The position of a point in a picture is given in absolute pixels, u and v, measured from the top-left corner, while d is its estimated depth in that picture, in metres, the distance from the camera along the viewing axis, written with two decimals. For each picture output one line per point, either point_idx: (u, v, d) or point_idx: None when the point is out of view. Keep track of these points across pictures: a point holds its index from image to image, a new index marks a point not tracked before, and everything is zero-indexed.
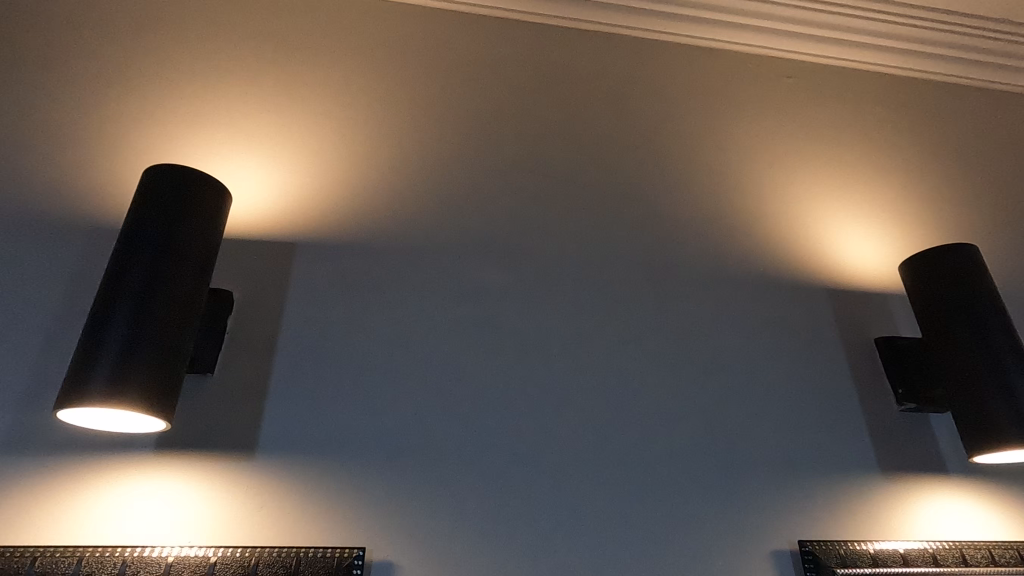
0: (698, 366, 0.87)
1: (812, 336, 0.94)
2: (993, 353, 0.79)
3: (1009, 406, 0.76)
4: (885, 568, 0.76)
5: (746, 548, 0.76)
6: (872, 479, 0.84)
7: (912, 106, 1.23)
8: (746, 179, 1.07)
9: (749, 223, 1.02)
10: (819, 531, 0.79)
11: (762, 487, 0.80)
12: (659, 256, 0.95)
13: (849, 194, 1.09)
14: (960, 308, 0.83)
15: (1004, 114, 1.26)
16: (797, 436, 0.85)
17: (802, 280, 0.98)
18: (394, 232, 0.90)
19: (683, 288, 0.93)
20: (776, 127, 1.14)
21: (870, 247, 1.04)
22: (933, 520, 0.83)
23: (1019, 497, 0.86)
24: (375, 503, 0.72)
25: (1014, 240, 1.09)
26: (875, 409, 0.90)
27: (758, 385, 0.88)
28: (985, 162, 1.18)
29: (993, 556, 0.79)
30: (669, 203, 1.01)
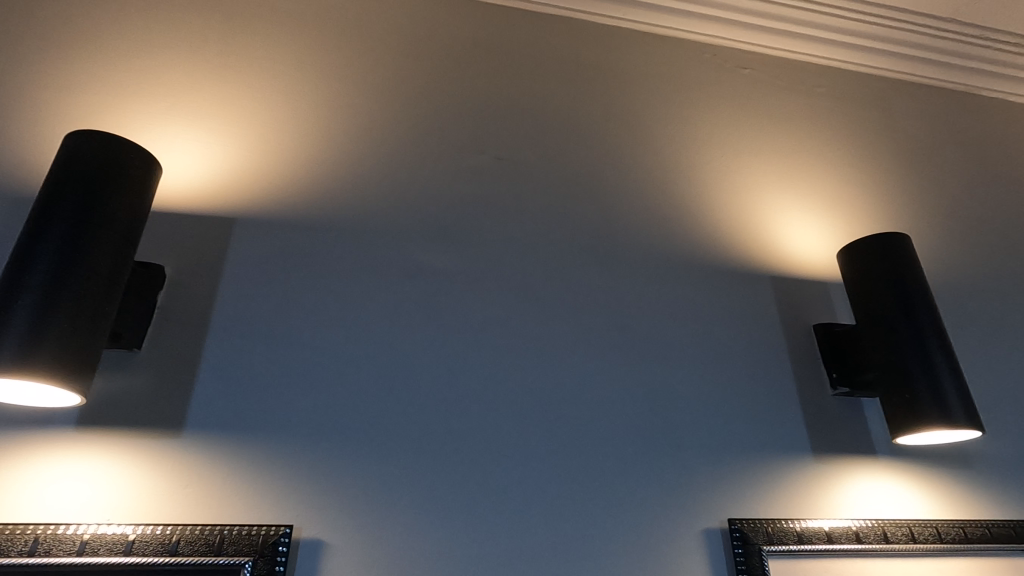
0: (640, 349, 0.88)
1: (753, 321, 0.96)
2: (919, 338, 0.82)
3: (931, 389, 0.78)
4: (809, 545, 0.78)
5: (677, 526, 0.78)
6: (803, 460, 0.86)
7: (862, 101, 1.25)
8: (696, 167, 1.08)
9: (697, 210, 1.03)
10: (749, 510, 0.81)
11: (695, 467, 0.82)
12: (607, 240, 0.96)
13: (797, 184, 1.11)
14: (890, 294, 0.85)
15: (949, 112, 1.30)
16: (733, 418, 0.87)
17: (747, 267, 1.00)
18: (339, 210, 0.89)
19: (628, 272, 0.94)
20: (729, 116, 1.15)
21: (814, 236, 1.06)
22: (860, 499, 0.85)
23: (941, 478, 0.89)
24: (306, 481, 0.71)
25: (951, 233, 1.12)
26: (810, 393, 0.92)
27: (699, 369, 0.89)
28: (929, 158, 1.22)
29: (913, 533, 0.82)
30: (620, 189, 1.02)
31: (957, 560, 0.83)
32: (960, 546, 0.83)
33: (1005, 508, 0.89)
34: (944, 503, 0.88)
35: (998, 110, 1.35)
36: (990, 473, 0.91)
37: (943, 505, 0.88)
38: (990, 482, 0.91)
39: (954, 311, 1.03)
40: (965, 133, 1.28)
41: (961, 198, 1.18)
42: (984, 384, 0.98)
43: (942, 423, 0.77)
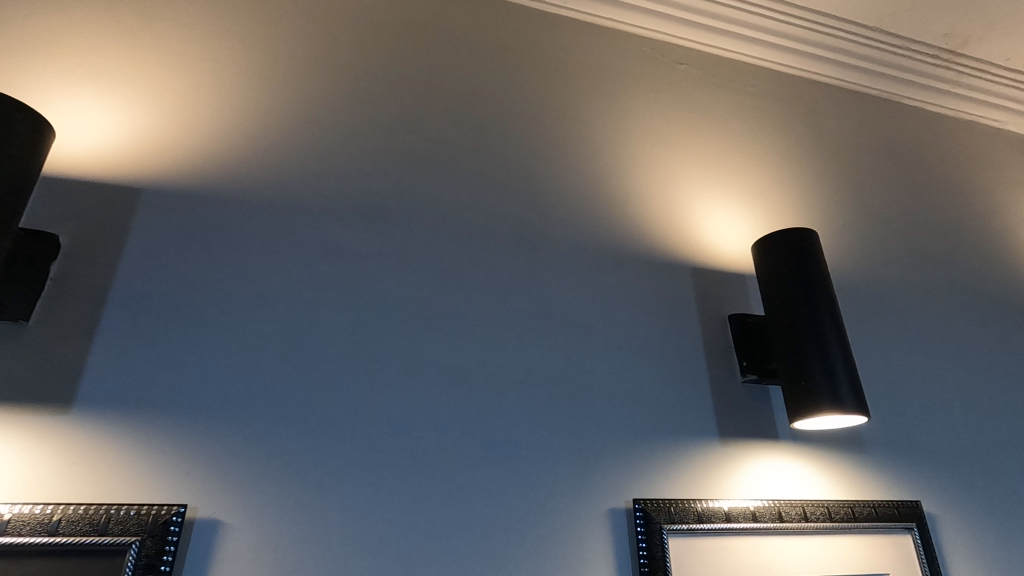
0: (559, 334, 0.90)
1: (671, 310, 0.99)
2: (818, 329, 0.86)
3: (826, 377, 0.83)
4: (708, 524, 0.82)
5: (583, 505, 0.80)
6: (709, 443, 0.90)
7: (791, 103, 1.30)
8: (628, 159, 1.10)
9: (624, 200, 1.05)
10: (654, 490, 0.84)
11: (605, 449, 0.84)
12: (532, 227, 0.97)
13: (723, 179, 1.14)
14: (797, 285, 0.89)
15: (870, 117, 1.36)
16: (645, 403, 0.89)
17: (669, 258, 1.03)
18: (257, 186, 0.86)
19: (552, 259, 0.95)
20: (662, 110, 1.18)
21: (736, 230, 1.10)
22: (761, 480, 0.90)
23: (837, 461, 0.95)
24: (205, 460, 0.70)
25: (863, 232, 1.18)
26: (720, 380, 0.96)
27: (616, 354, 0.91)
28: (849, 160, 1.27)
29: (806, 513, 0.87)
30: (549, 177, 1.03)
31: (847, 539, 0.88)
32: (848, 524, 0.88)
33: (893, 490, 0.95)
34: (838, 485, 0.93)
35: (918, 119, 1.42)
36: (883, 457, 0.97)
37: (837, 487, 0.93)
38: (882, 466, 0.97)
39: (861, 306, 1.09)
40: (884, 138, 1.35)
41: (876, 199, 1.24)
42: (883, 374, 1.04)
43: (834, 408, 0.81)
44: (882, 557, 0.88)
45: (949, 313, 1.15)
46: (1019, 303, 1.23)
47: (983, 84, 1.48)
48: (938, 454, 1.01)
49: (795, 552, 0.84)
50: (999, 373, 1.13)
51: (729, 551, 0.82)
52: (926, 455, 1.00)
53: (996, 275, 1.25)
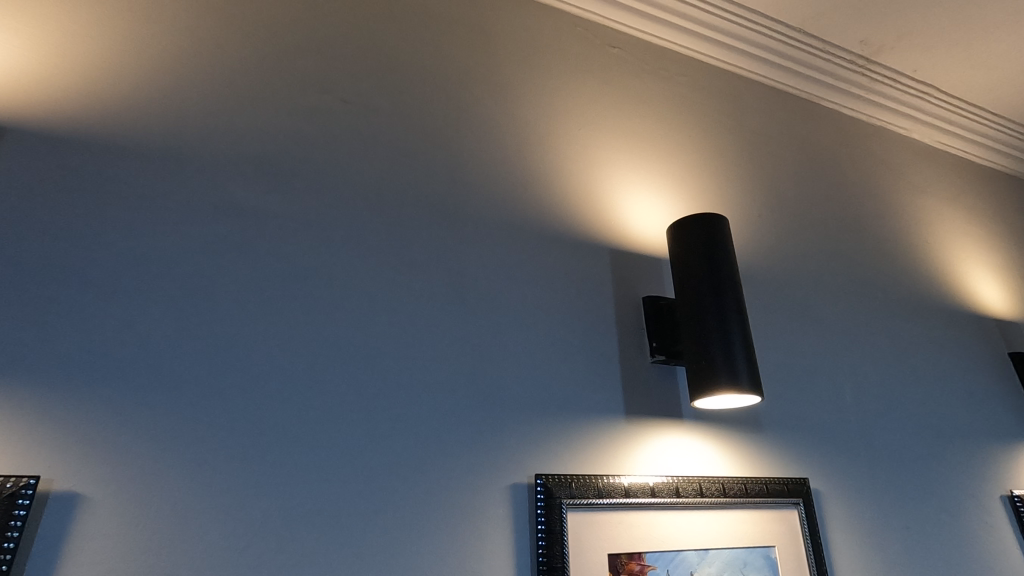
0: (470, 309, 0.88)
1: (586, 290, 0.99)
2: (722, 311, 0.88)
3: (725, 357, 0.85)
4: (607, 498, 0.83)
5: (484, 481, 0.80)
6: (614, 421, 0.91)
7: (717, 95, 1.33)
8: (553, 138, 1.09)
9: (547, 178, 1.04)
10: (557, 466, 0.84)
11: (511, 425, 0.84)
12: (450, 199, 0.95)
13: (647, 165, 1.16)
14: (706, 269, 0.91)
15: (789, 116, 1.42)
16: (554, 380, 0.90)
17: (588, 239, 1.03)
18: (147, 136, 0.79)
19: (468, 233, 0.93)
20: (591, 92, 1.17)
21: (656, 215, 1.11)
22: (662, 457, 0.92)
23: (735, 440, 0.98)
24: (66, 429, 0.64)
25: (775, 225, 1.23)
26: (630, 360, 0.97)
27: (527, 331, 0.91)
28: (768, 155, 1.32)
29: (702, 488, 0.90)
30: (472, 150, 1.00)
31: (738, 513, 0.91)
32: (741, 499, 0.92)
33: (786, 468, 1.00)
34: (735, 463, 0.97)
35: (832, 122, 1.49)
36: (778, 437, 1.02)
37: (735, 464, 0.96)
38: (777, 445, 1.01)
39: (767, 294, 1.13)
40: (801, 137, 1.40)
41: (789, 194, 1.29)
42: (784, 359, 1.09)
43: (732, 388, 0.83)
44: (770, 530, 0.92)
45: (847, 304, 1.22)
46: (910, 298, 1.32)
47: (892, 93, 1.57)
48: (829, 435, 1.07)
49: (689, 526, 0.87)
50: (887, 362, 1.21)
51: (626, 525, 0.83)
52: (817, 436, 1.06)
53: (892, 271, 1.33)
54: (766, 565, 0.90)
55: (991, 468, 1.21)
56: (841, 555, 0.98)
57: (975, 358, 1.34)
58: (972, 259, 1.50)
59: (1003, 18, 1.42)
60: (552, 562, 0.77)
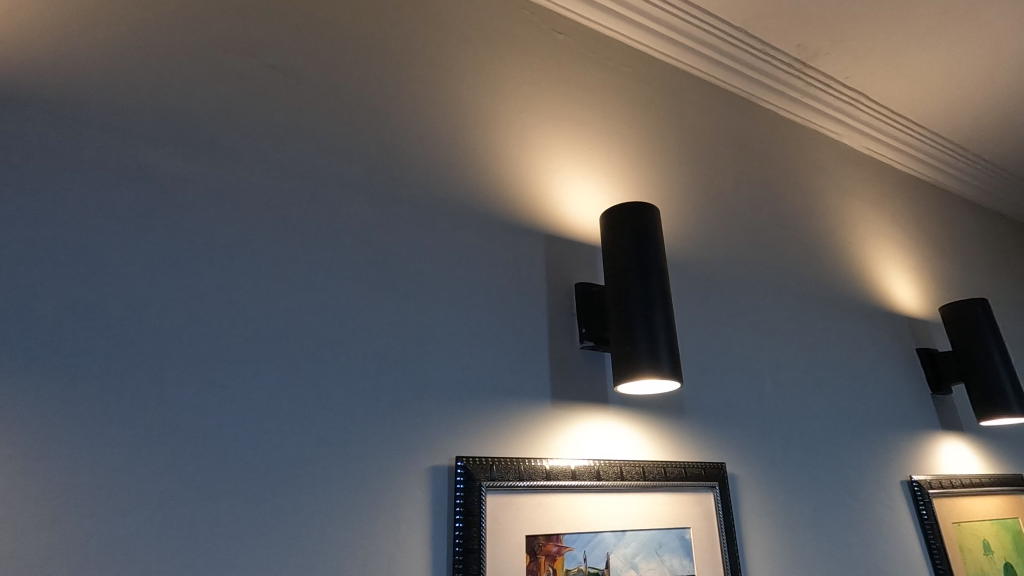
0: (397, 288, 0.86)
1: (518, 275, 0.99)
2: (647, 298, 0.90)
3: (649, 342, 0.87)
4: (528, 481, 0.83)
5: (403, 462, 0.78)
6: (539, 405, 0.91)
7: (659, 88, 1.35)
8: (492, 121, 1.07)
9: (483, 160, 1.03)
10: (480, 449, 0.84)
11: (434, 407, 0.83)
12: (381, 176, 0.92)
13: (586, 152, 1.16)
14: (635, 256, 0.92)
15: (728, 114, 1.46)
16: (480, 363, 0.89)
17: (523, 223, 1.03)
18: (44, 89, 0.73)
19: (398, 211, 0.91)
20: (534, 77, 1.17)
21: (592, 203, 1.12)
22: (586, 441, 0.93)
23: (657, 426, 1.01)
24: None
25: (708, 218, 1.26)
26: (559, 346, 0.98)
27: (456, 313, 0.90)
28: (705, 151, 1.35)
29: (622, 472, 0.91)
30: (406, 127, 0.98)
31: (656, 496, 0.94)
32: (659, 482, 0.94)
33: (705, 453, 1.04)
34: (656, 448, 0.99)
35: (768, 122, 1.55)
36: (699, 423, 1.05)
37: (656, 449, 0.99)
38: (698, 431, 1.04)
39: (697, 284, 1.16)
40: (738, 135, 1.44)
41: (724, 188, 1.33)
42: (708, 348, 1.12)
43: (653, 372, 0.85)
44: (686, 513, 0.95)
45: (772, 298, 1.27)
46: (831, 294, 1.39)
47: (825, 98, 1.64)
48: (748, 422, 1.11)
49: (607, 508, 0.89)
50: (807, 354, 1.26)
51: (545, 507, 0.84)
52: (737, 422, 1.09)
53: (816, 268, 1.40)
54: (680, 546, 0.92)
55: (894, 456, 1.29)
56: (752, 536, 1.02)
57: (887, 352, 1.42)
58: (890, 260, 1.58)
59: (927, 31, 1.49)
60: (468, 544, 0.77)
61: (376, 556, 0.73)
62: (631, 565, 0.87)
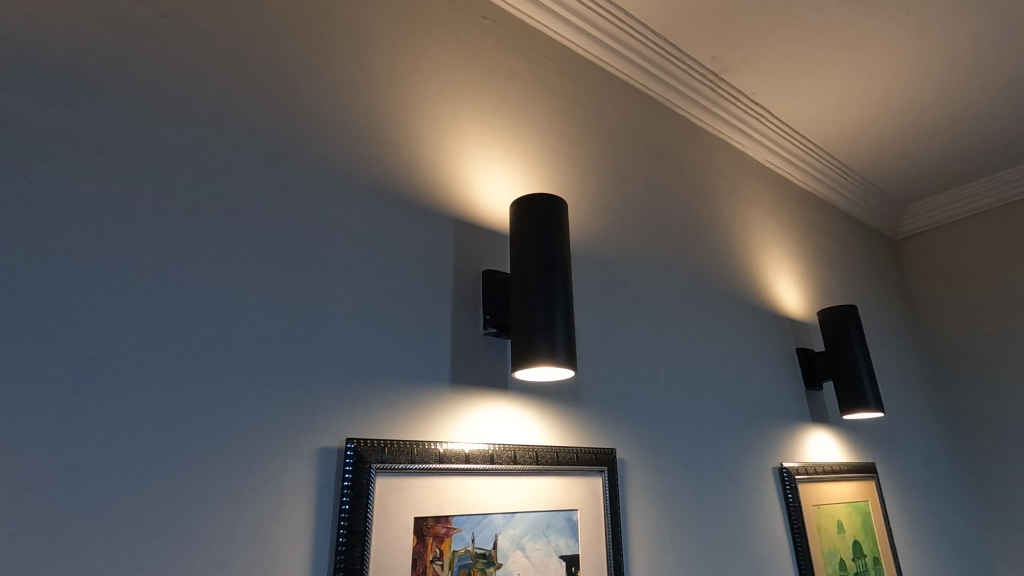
0: (294, 264, 0.83)
1: (425, 258, 0.98)
2: (549, 286, 0.92)
3: (547, 330, 0.89)
4: (420, 464, 0.84)
5: (289, 443, 0.76)
6: (438, 389, 0.92)
7: (579, 84, 1.38)
8: (409, 99, 1.05)
9: (396, 139, 1.01)
10: (373, 431, 0.83)
11: (327, 388, 0.81)
12: (285, 146, 0.88)
13: (503, 141, 1.17)
14: (540, 245, 0.95)
15: (643, 115, 1.52)
16: (379, 344, 0.88)
17: (433, 206, 1.02)
18: None
19: (300, 184, 0.88)
20: (455, 59, 1.15)
21: (505, 191, 1.13)
22: (482, 425, 0.94)
23: (554, 412, 1.04)
24: None
25: (617, 215, 1.31)
26: (462, 331, 0.98)
27: (357, 293, 0.88)
28: (619, 150, 1.40)
29: (515, 456, 0.94)
30: (316, 98, 0.94)
31: (548, 479, 0.97)
32: (551, 466, 0.97)
33: (598, 439, 1.08)
34: (551, 433, 1.02)
35: (681, 128, 1.63)
36: (594, 410, 1.10)
37: (552, 434, 1.02)
38: (593, 418, 1.09)
39: (602, 278, 1.21)
40: (651, 138, 1.51)
41: (635, 187, 1.39)
42: (608, 339, 1.17)
43: (550, 359, 0.87)
44: (575, 495, 0.99)
45: (671, 295, 1.34)
46: (725, 294, 1.49)
47: (734, 110, 1.75)
48: (640, 410, 1.17)
49: (499, 490, 0.91)
50: (699, 349, 1.35)
51: (436, 489, 0.85)
52: (629, 410, 1.15)
53: (714, 269, 1.49)
54: (567, 527, 0.96)
55: (769, 445, 1.41)
56: (636, 518, 1.08)
57: (771, 350, 1.54)
58: (780, 266, 1.72)
59: (823, 57, 1.62)
60: (354, 526, 0.76)
61: (255, 539, 0.70)
62: (518, 545, 0.90)
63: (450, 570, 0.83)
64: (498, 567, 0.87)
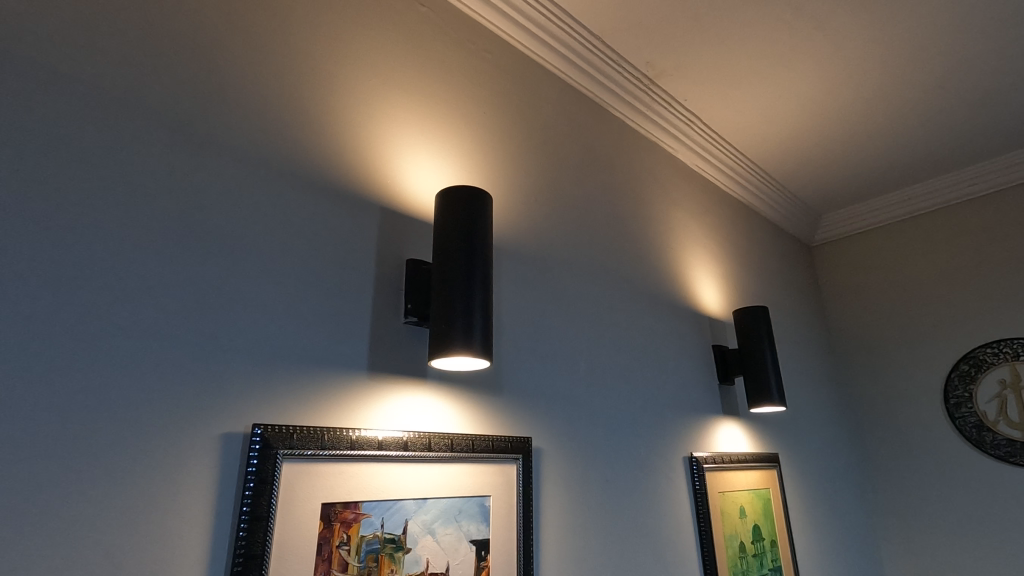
0: (204, 244, 0.81)
1: (347, 244, 0.97)
2: (469, 278, 0.94)
3: (464, 321, 0.91)
4: (330, 450, 0.84)
5: (190, 428, 0.74)
6: (354, 376, 0.92)
7: (517, 80, 1.40)
8: (338, 81, 1.04)
9: (321, 121, 0.99)
10: (282, 417, 0.82)
11: (234, 372, 0.79)
12: (199, 123, 0.85)
13: (434, 130, 1.17)
14: (463, 238, 0.96)
15: (578, 114, 1.56)
16: (292, 330, 0.86)
17: (357, 192, 1.01)
18: None
19: (213, 163, 0.85)
20: (388, 44, 1.14)
21: (434, 182, 1.13)
22: (398, 413, 0.95)
23: (471, 401, 1.06)
24: None
25: (547, 211, 1.35)
26: (381, 319, 0.98)
27: (273, 278, 0.86)
28: (553, 148, 1.43)
29: (430, 443, 0.95)
30: (236, 74, 0.91)
31: (462, 466, 0.99)
32: (466, 453, 0.99)
33: (515, 428, 1.11)
34: (467, 422, 1.04)
35: (615, 129, 1.68)
36: (513, 400, 1.13)
37: (469, 423, 1.04)
38: (511, 408, 1.12)
39: (527, 272, 1.24)
40: (585, 137, 1.55)
41: (566, 184, 1.43)
42: (531, 332, 1.20)
43: (466, 350, 0.89)
44: (489, 482, 1.02)
45: (596, 290, 1.40)
46: (648, 291, 1.56)
47: (666, 115, 1.82)
48: (558, 401, 1.21)
49: (412, 477, 0.92)
50: (620, 343, 1.41)
51: (346, 476, 0.85)
52: (548, 401, 1.19)
53: (639, 267, 1.56)
54: (479, 512, 0.99)
55: (681, 436, 1.49)
56: (548, 504, 1.12)
57: (688, 346, 1.63)
58: (702, 267, 1.81)
59: (750, 70, 1.72)
60: (257, 512, 0.75)
61: (148, 525, 0.68)
62: (429, 530, 0.92)
63: (357, 555, 0.83)
64: (407, 552, 0.88)
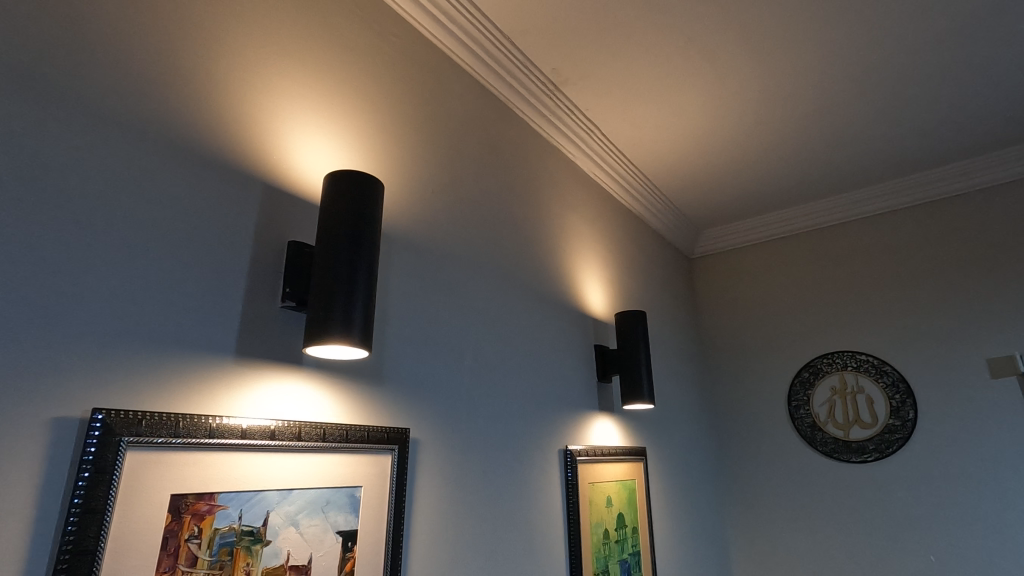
0: (46, 206, 0.72)
1: (221, 220, 0.91)
2: (352, 266, 0.92)
3: (343, 309, 0.89)
4: (185, 438, 0.78)
5: (13, 411, 0.66)
6: (219, 360, 0.86)
7: (423, 69, 1.39)
8: (225, 45, 0.97)
9: (201, 85, 0.92)
10: (130, 402, 0.76)
11: (75, 351, 0.72)
12: (48, 69, 0.75)
13: (330, 109, 1.13)
14: (349, 223, 0.93)
15: (483, 111, 1.57)
16: (149, 308, 0.80)
17: (238, 166, 0.95)
18: None
19: (63, 116, 0.76)
20: (285, 12, 1.08)
21: (325, 163, 1.09)
22: (266, 401, 0.91)
23: (348, 390, 1.04)
24: None
25: (444, 204, 1.35)
26: (256, 302, 0.93)
27: (130, 249, 0.79)
28: (455, 142, 1.44)
29: (299, 433, 0.92)
30: (101, 20, 0.82)
31: (333, 456, 0.97)
32: (338, 444, 0.97)
33: (393, 419, 1.11)
34: (342, 411, 1.02)
35: (519, 129, 1.71)
36: (394, 391, 1.12)
37: (344, 412, 1.02)
38: (391, 398, 1.11)
39: (419, 263, 1.24)
40: (488, 134, 1.57)
41: (465, 178, 1.44)
42: (417, 323, 1.20)
43: (342, 339, 0.87)
44: (361, 473, 1.01)
45: (487, 285, 1.42)
46: (538, 289, 1.62)
47: (569, 121, 1.89)
48: (441, 393, 1.22)
49: (277, 467, 0.89)
50: (507, 339, 1.45)
51: (203, 465, 0.80)
52: (430, 393, 1.20)
53: (531, 266, 1.61)
54: (348, 503, 0.98)
55: (558, 429, 1.56)
56: (422, 494, 1.13)
57: (572, 344, 1.71)
58: (591, 270, 1.91)
59: (646, 90, 1.83)
60: (91, 504, 0.69)
61: None
62: (292, 522, 0.89)
63: (208, 549, 0.79)
64: (266, 545, 0.85)
